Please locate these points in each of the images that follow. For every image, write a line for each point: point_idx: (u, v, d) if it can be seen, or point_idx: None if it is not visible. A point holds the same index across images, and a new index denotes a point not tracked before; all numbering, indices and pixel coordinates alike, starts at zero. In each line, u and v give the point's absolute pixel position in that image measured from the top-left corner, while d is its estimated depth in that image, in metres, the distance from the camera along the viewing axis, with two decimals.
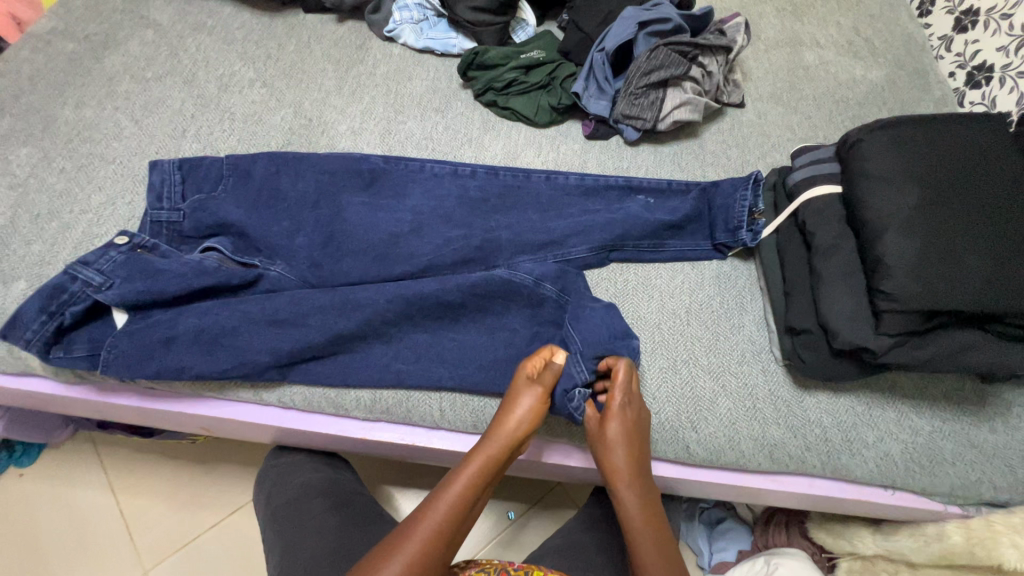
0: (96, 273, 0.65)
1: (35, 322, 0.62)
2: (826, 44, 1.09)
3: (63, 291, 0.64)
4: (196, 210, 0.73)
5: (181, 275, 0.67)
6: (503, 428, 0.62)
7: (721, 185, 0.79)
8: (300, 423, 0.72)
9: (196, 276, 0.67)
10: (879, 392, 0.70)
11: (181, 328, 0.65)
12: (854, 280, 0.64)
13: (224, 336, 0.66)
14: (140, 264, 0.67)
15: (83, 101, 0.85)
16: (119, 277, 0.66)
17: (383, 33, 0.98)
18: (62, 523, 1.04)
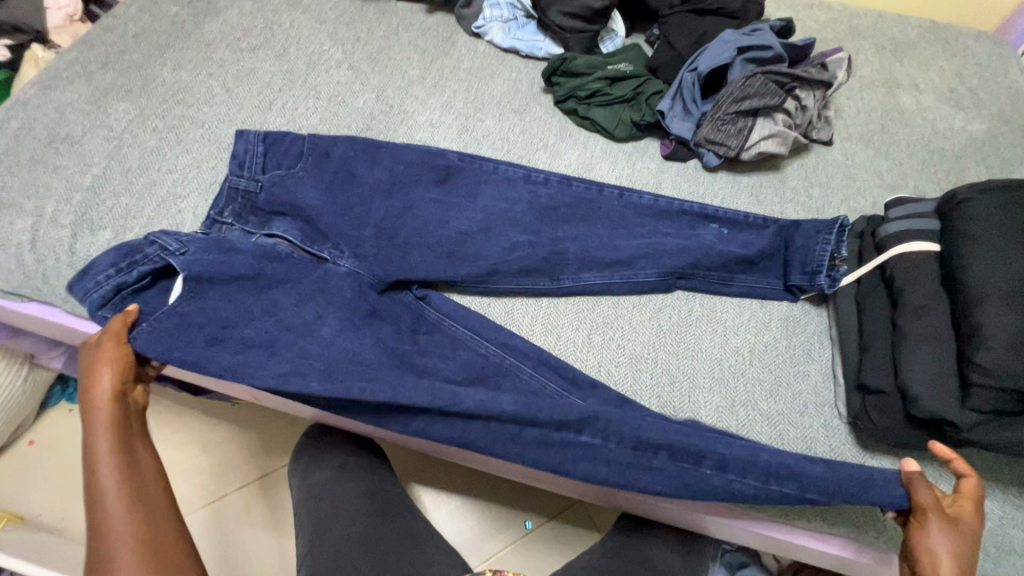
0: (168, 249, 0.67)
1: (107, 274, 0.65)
2: (925, 89, 1.04)
3: (139, 250, 0.66)
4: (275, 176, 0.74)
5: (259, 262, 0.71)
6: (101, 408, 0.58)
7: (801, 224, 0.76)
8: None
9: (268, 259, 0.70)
10: None
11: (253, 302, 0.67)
12: (943, 346, 0.60)
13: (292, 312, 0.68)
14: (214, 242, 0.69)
15: (181, 64, 0.88)
16: (194, 246, 0.67)
17: (472, 29, 0.98)
18: None
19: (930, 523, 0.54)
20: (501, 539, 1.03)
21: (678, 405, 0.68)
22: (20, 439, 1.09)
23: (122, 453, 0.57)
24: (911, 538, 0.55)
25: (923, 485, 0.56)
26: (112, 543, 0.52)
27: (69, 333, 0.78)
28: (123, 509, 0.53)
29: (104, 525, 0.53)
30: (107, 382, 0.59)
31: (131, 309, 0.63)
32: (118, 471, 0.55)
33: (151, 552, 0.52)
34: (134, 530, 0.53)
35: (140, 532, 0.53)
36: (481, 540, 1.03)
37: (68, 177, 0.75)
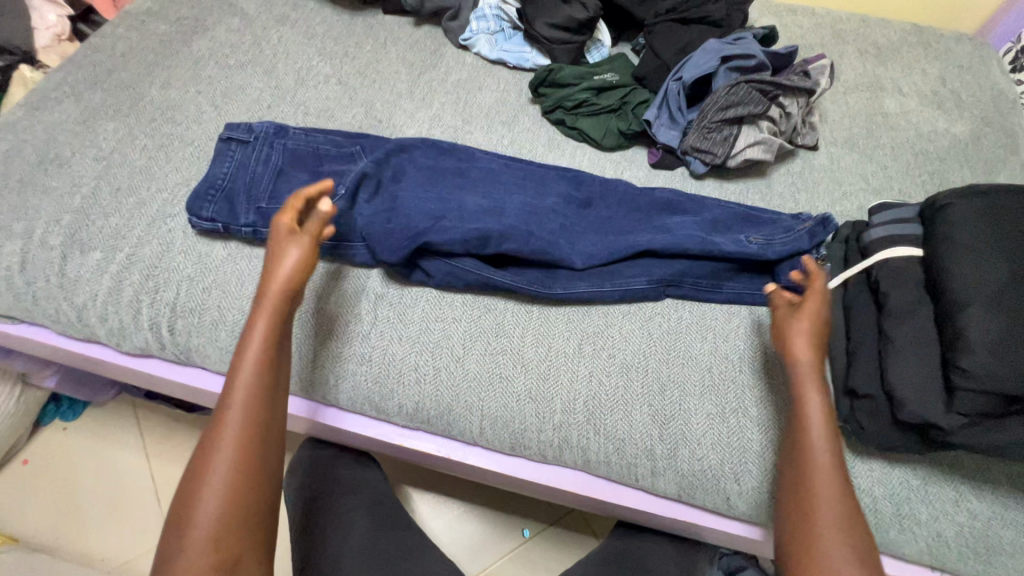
0: (227, 169, 0.75)
1: (264, 124, 0.79)
2: (909, 92, 1.05)
3: (287, 130, 0.80)
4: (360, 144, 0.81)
5: (268, 214, 0.72)
6: (272, 280, 0.56)
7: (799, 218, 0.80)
8: (342, 421, 0.73)
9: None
10: (938, 469, 0.67)
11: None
12: (928, 350, 0.61)
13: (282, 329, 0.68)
14: (304, 160, 0.78)
15: (169, 82, 0.88)
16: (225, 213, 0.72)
17: (459, 41, 0.99)
18: (97, 481, 1.08)
19: (827, 416, 0.56)
20: (499, 548, 1.03)
21: (671, 413, 0.68)
22: (14, 459, 1.09)
23: (277, 342, 0.55)
24: (819, 439, 0.55)
25: (811, 358, 0.58)
26: (214, 469, 0.48)
27: (62, 354, 0.78)
28: (257, 385, 0.53)
29: (219, 445, 0.49)
30: (296, 261, 0.57)
31: (325, 184, 0.60)
32: (248, 400, 0.52)
33: (242, 506, 0.48)
34: (237, 466, 0.49)
35: (255, 477, 0.50)
36: (480, 549, 1.03)
37: (57, 198, 0.75)
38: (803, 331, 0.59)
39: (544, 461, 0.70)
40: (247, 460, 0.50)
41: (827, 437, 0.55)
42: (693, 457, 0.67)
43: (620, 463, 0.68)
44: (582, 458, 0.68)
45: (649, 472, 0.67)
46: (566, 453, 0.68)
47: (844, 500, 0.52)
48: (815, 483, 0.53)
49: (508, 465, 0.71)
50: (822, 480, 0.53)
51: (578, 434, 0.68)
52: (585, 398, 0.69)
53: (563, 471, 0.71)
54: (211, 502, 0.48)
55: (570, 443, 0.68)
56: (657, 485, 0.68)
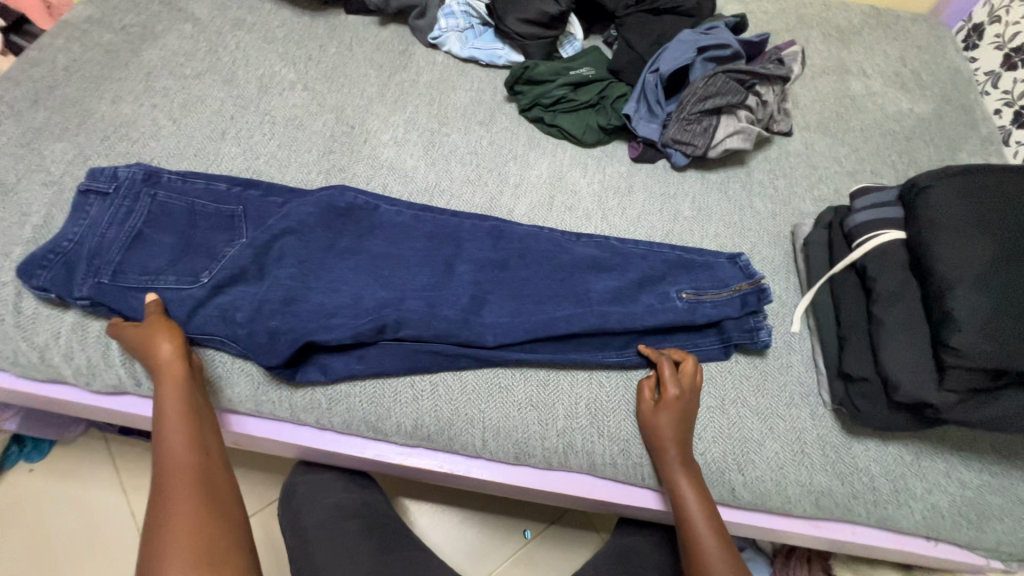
0: (77, 228, 0.67)
1: (129, 170, 0.71)
2: (872, 74, 1.08)
3: (158, 176, 0.72)
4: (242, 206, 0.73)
5: (110, 290, 0.64)
6: (166, 384, 0.59)
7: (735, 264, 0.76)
8: (269, 431, 0.69)
9: (144, 282, 0.65)
10: (929, 443, 0.69)
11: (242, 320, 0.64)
12: (918, 331, 0.62)
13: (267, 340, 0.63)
14: (169, 220, 0.70)
15: (121, 96, 0.82)
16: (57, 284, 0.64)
17: (428, 40, 0.96)
18: (71, 524, 1.02)
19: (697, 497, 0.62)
20: (501, 553, 1.02)
21: None
22: None
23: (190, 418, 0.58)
24: (688, 490, 0.62)
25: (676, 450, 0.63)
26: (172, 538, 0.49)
27: (25, 397, 0.72)
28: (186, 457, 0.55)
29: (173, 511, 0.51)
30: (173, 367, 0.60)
31: (155, 297, 0.64)
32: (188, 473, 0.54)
33: (208, 554, 0.49)
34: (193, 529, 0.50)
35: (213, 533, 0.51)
36: (483, 556, 1.02)
37: (6, 230, 0.69)
38: (664, 429, 0.64)
39: (549, 467, 0.69)
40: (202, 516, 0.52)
41: (702, 516, 0.61)
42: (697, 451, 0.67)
43: (626, 464, 0.67)
44: (587, 463, 0.67)
45: (655, 471, 0.67)
46: (571, 459, 0.67)
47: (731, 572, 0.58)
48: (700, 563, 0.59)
49: (511, 474, 0.70)
50: (698, 534, 0.60)
51: (582, 439, 0.67)
52: (587, 400, 0.68)
53: (568, 475, 0.70)
54: (182, 564, 0.48)
55: (575, 448, 0.67)
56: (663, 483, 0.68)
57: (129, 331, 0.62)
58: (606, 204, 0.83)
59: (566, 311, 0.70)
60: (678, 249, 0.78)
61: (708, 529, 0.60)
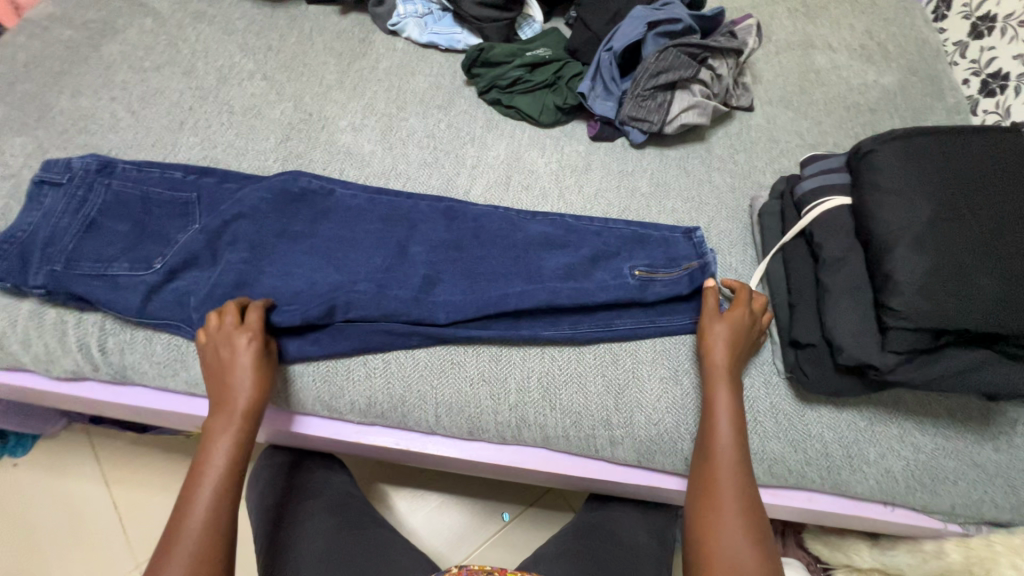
0: (31, 217, 0.68)
1: (82, 161, 0.72)
2: (838, 47, 1.07)
3: (112, 166, 0.73)
4: (197, 194, 0.73)
5: (64, 277, 0.65)
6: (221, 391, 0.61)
7: (690, 239, 0.77)
8: None
9: (99, 269, 0.66)
10: (883, 408, 0.69)
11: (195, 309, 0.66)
12: (861, 295, 0.63)
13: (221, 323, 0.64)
14: (124, 209, 0.71)
15: (80, 90, 0.83)
16: (11, 273, 0.65)
17: (387, 27, 0.97)
18: (55, 515, 1.04)
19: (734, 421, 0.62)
20: (479, 535, 1.03)
21: (623, 382, 0.69)
22: None
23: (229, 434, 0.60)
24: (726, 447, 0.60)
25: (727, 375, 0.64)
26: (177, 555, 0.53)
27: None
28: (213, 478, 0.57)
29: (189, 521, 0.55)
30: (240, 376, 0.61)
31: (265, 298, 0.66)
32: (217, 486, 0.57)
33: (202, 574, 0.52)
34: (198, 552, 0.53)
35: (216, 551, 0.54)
36: (460, 538, 1.03)
37: None
38: (720, 336, 0.66)
39: (504, 442, 0.70)
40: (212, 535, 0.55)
41: (732, 435, 0.61)
42: (649, 421, 0.67)
43: (578, 436, 0.68)
44: (540, 436, 0.68)
45: (607, 442, 0.68)
46: (525, 432, 0.68)
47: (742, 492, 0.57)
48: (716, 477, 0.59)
49: (469, 450, 0.71)
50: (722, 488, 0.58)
51: (534, 412, 0.68)
52: (539, 374, 0.69)
53: (525, 450, 0.71)
54: None
55: (528, 422, 0.68)
56: (616, 454, 0.69)
57: (229, 321, 0.62)
58: (563, 182, 0.84)
59: (515, 288, 0.70)
60: (634, 224, 0.78)
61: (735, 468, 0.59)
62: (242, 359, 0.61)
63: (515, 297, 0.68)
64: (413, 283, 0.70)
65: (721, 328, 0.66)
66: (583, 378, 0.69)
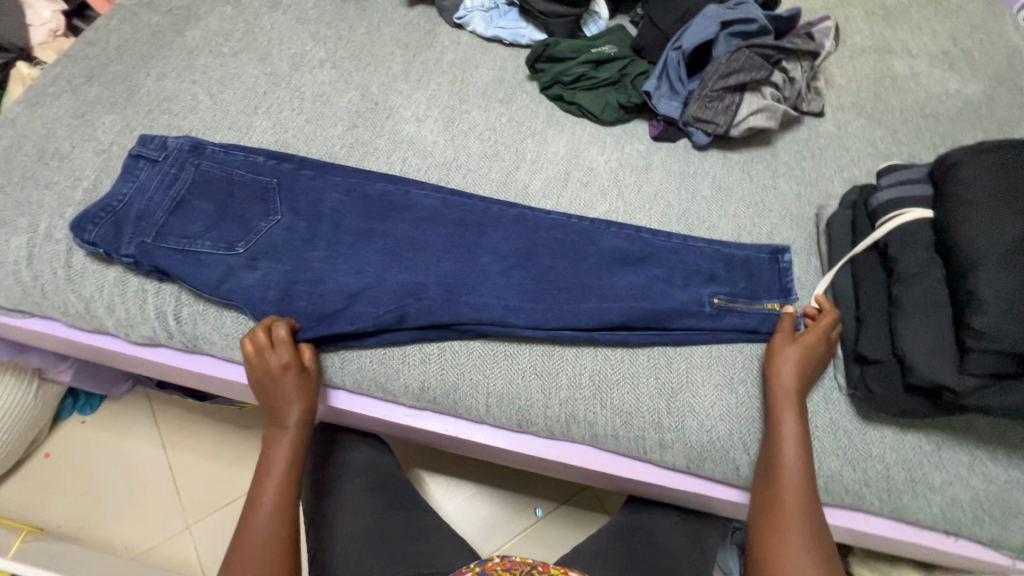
0: (127, 189, 0.73)
1: (177, 141, 0.77)
2: (918, 53, 1.02)
3: (204, 148, 0.77)
4: (276, 179, 0.77)
5: (151, 249, 0.69)
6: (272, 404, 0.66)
7: (776, 264, 0.75)
8: None
9: (182, 245, 0.70)
10: (952, 434, 0.66)
11: (272, 292, 0.68)
12: (939, 312, 0.60)
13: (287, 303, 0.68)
14: (209, 188, 0.75)
15: (165, 72, 0.88)
16: (103, 239, 0.69)
17: (453, 20, 0.98)
18: (115, 472, 1.11)
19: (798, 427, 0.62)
20: (512, 528, 1.04)
21: (677, 386, 0.68)
22: (36, 452, 1.12)
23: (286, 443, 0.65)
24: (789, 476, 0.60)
25: (793, 386, 0.63)
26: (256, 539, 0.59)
27: (74, 347, 0.79)
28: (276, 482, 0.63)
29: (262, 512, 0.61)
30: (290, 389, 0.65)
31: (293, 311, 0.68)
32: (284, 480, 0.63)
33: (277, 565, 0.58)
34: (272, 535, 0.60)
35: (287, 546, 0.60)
36: (493, 529, 1.04)
37: (60, 192, 0.75)
38: (789, 361, 0.64)
39: (551, 437, 0.70)
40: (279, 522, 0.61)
41: (796, 462, 0.60)
42: (701, 428, 0.66)
43: (627, 436, 0.67)
44: (589, 433, 0.68)
45: (656, 445, 0.67)
46: (573, 429, 0.68)
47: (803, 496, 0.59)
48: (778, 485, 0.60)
49: (516, 442, 0.71)
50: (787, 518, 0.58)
51: (584, 410, 0.68)
52: (591, 372, 0.69)
53: (571, 446, 0.71)
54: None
55: (577, 419, 0.68)
56: (665, 458, 0.68)
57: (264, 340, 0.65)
58: (622, 181, 0.83)
59: (590, 304, 0.69)
60: (714, 242, 0.77)
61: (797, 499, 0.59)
62: (286, 370, 0.65)
63: (589, 314, 0.68)
64: (481, 287, 0.71)
65: (790, 355, 0.65)
66: (635, 379, 0.68)
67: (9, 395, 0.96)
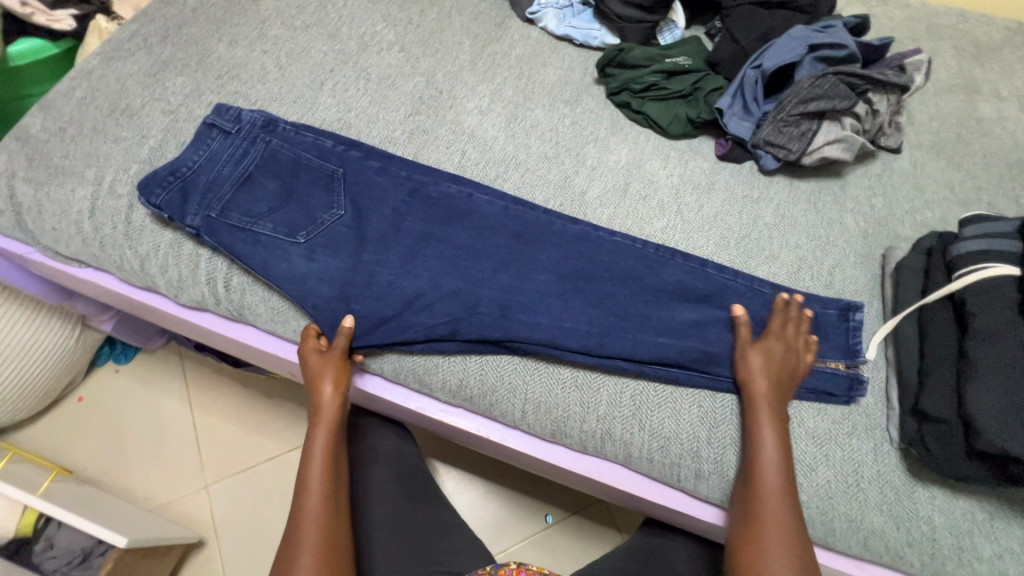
0: (197, 156, 0.73)
1: (252, 115, 0.77)
2: (1007, 97, 0.96)
3: (276, 125, 0.78)
4: (343, 168, 0.76)
5: (215, 224, 0.69)
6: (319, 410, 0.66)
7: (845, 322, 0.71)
8: None
9: (244, 223, 0.70)
10: (1008, 504, 0.62)
11: (327, 285, 0.68)
12: (1016, 378, 0.56)
13: (342, 296, 0.68)
14: (275, 164, 0.75)
15: (237, 39, 0.89)
16: (169, 203, 0.70)
17: (526, 15, 0.96)
18: (143, 424, 1.13)
19: (779, 446, 0.60)
20: (522, 531, 1.03)
21: (720, 417, 0.66)
22: (70, 395, 1.15)
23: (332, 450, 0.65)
24: (771, 496, 0.58)
25: (766, 395, 0.63)
26: (303, 551, 0.58)
27: (123, 301, 0.81)
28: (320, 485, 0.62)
29: (306, 530, 0.60)
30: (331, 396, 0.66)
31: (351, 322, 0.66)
32: (325, 498, 0.62)
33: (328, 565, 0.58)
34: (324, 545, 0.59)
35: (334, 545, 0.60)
36: (503, 530, 1.04)
37: (127, 148, 0.77)
38: (755, 366, 0.64)
39: (583, 451, 0.69)
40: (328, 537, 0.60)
41: (777, 479, 0.59)
42: (741, 464, 0.64)
43: (663, 462, 0.66)
44: (623, 453, 0.66)
45: (692, 475, 0.65)
46: (607, 446, 0.67)
47: (787, 527, 0.57)
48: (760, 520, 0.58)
49: (547, 452, 0.70)
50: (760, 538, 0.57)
51: (621, 428, 0.66)
52: (633, 390, 0.67)
53: (601, 463, 0.70)
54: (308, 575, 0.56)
55: (613, 437, 0.66)
56: (699, 489, 0.66)
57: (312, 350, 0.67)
58: (682, 198, 0.81)
59: (647, 337, 0.68)
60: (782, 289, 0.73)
61: (775, 521, 0.57)
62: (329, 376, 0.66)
63: (643, 346, 0.67)
64: (536, 306, 0.69)
65: (755, 359, 0.65)
66: (676, 403, 0.67)
67: (52, 338, 0.99)
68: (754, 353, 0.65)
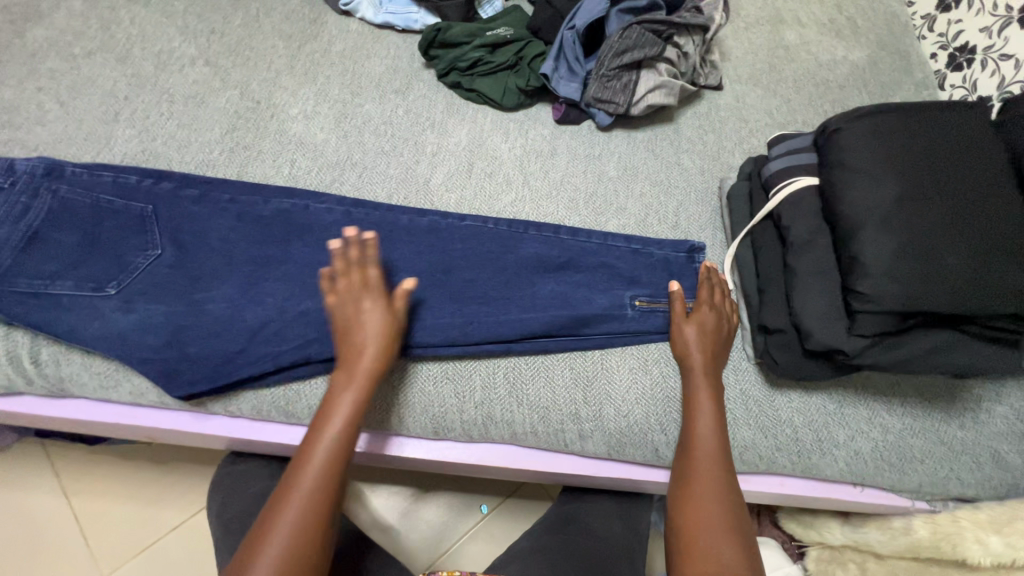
0: None
1: (28, 164, 0.67)
2: (808, 22, 1.05)
3: (62, 170, 0.68)
4: (153, 205, 0.69)
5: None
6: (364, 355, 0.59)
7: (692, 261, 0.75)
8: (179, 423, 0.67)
9: (38, 287, 0.62)
10: (852, 390, 0.69)
11: (154, 337, 0.62)
12: (829, 278, 0.61)
13: (175, 346, 0.63)
14: (68, 214, 0.66)
15: (3, 80, 0.77)
16: None
17: (340, 7, 0.91)
18: (12, 532, 0.99)
19: (716, 412, 0.62)
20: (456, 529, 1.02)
21: (593, 374, 0.67)
22: None
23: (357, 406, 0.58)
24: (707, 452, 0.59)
25: (702, 363, 0.65)
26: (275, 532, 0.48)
27: None
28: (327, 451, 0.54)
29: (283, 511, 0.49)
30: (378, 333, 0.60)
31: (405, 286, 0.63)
32: (309, 501, 0.50)
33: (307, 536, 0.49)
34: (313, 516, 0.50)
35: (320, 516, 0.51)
36: (437, 533, 1.02)
37: None
38: (690, 339, 0.66)
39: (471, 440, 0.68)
40: (300, 528, 0.49)
41: (712, 440, 0.60)
42: (619, 414, 0.66)
43: (547, 432, 0.66)
44: (508, 433, 0.66)
45: (576, 437, 0.66)
46: (492, 430, 0.66)
47: (723, 484, 0.57)
48: (698, 472, 0.58)
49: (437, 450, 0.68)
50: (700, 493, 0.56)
51: (500, 409, 0.66)
52: (505, 369, 0.67)
53: (493, 447, 0.69)
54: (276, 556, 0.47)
55: (494, 419, 0.66)
56: (587, 448, 0.67)
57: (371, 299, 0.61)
58: (528, 168, 0.81)
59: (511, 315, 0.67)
60: (634, 241, 0.75)
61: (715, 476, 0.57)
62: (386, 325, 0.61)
63: (508, 325, 0.66)
64: None
65: (690, 332, 0.66)
66: (548, 371, 0.67)
67: None
68: (690, 327, 0.66)
